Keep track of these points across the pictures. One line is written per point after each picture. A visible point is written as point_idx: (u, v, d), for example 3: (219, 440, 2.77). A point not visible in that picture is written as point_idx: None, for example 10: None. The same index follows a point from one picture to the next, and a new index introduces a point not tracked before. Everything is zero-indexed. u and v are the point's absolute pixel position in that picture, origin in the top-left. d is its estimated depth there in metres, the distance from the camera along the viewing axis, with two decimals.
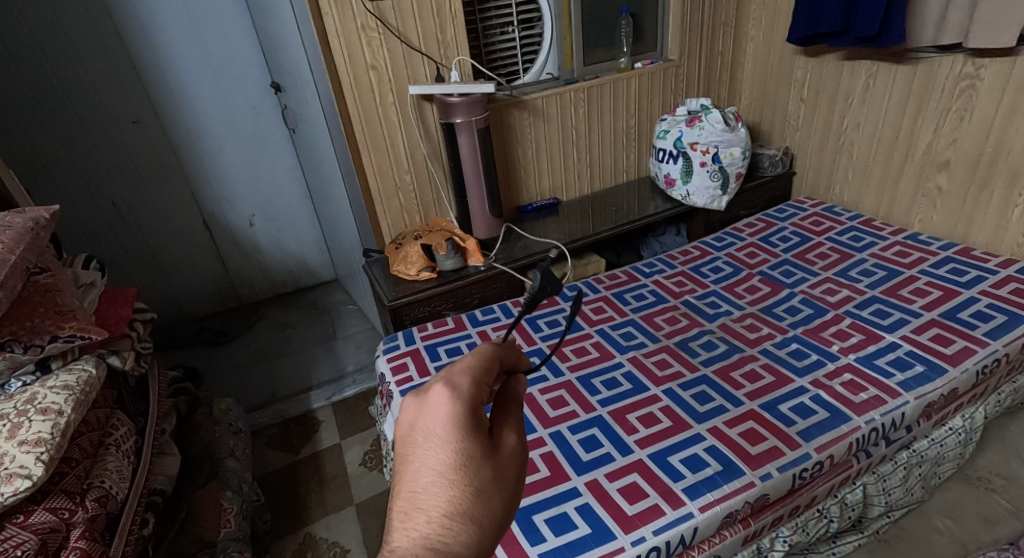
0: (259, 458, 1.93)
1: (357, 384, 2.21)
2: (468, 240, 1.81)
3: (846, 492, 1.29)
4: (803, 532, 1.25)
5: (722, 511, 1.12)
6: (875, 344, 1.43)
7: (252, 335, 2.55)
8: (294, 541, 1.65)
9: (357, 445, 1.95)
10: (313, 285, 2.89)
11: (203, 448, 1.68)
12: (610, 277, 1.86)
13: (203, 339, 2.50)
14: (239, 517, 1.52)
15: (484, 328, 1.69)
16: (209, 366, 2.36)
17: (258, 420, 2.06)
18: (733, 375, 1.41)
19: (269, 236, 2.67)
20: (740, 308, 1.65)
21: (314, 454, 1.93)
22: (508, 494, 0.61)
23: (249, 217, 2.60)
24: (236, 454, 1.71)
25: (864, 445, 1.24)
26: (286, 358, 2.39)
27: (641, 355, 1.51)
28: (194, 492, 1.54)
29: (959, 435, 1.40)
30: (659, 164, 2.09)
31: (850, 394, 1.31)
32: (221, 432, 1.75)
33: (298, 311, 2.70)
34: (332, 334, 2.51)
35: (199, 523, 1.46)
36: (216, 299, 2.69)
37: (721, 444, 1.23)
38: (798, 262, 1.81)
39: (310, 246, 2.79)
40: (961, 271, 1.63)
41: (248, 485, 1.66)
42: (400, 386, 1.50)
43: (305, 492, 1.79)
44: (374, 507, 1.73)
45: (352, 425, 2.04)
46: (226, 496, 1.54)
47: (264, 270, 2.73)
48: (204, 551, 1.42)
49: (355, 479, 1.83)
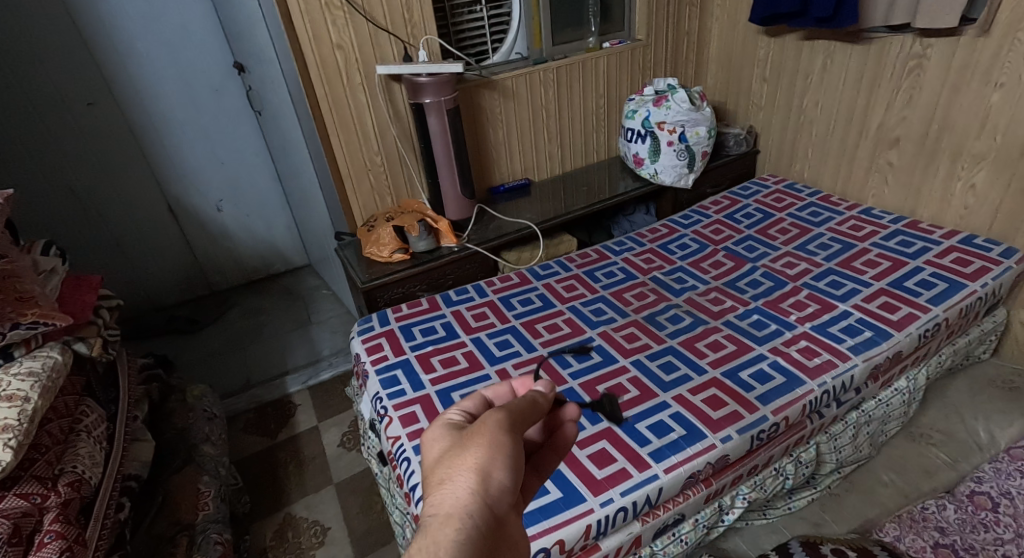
0: (235, 443, 1.95)
1: (333, 367, 2.23)
2: (441, 221, 1.84)
3: (801, 451, 1.36)
4: (761, 489, 1.33)
5: (685, 472, 1.19)
6: (829, 313, 1.50)
7: (224, 322, 2.54)
8: (274, 522, 1.68)
9: (335, 427, 1.98)
10: (284, 271, 2.88)
11: (178, 435, 1.68)
12: (582, 255, 1.91)
13: (173, 328, 2.47)
14: (217, 501, 1.54)
15: (458, 308, 1.72)
16: (180, 354, 2.35)
17: (234, 406, 2.07)
18: (697, 345, 1.47)
19: (236, 222, 2.65)
20: (706, 282, 1.71)
21: (292, 437, 1.95)
22: (487, 443, 0.66)
23: (216, 202, 2.57)
24: (212, 439, 1.72)
25: (817, 407, 1.31)
26: (261, 344, 2.39)
27: (611, 330, 1.57)
28: (169, 478, 1.55)
29: (903, 395, 1.48)
30: (628, 143, 2.13)
31: (805, 359, 1.38)
32: (196, 418, 1.75)
33: (272, 298, 2.70)
34: (306, 319, 2.52)
35: (176, 508, 1.47)
36: (185, 286, 2.66)
37: (684, 410, 1.29)
38: (760, 237, 1.88)
39: (281, 231, 2.77)
40: (908, 242, 1.71)
41: (226, 469, 1.67)
42: (375, 365, 1.53)
43: (284, 474, 1.82)
44: (353, 486, 1.77)
45: (328, 408, 2.06)
46: (203, 481, 1.55)
47: (233, 256, 2.71)
48: (183, 533, 1.42)
49: (333, 459, 1.86)
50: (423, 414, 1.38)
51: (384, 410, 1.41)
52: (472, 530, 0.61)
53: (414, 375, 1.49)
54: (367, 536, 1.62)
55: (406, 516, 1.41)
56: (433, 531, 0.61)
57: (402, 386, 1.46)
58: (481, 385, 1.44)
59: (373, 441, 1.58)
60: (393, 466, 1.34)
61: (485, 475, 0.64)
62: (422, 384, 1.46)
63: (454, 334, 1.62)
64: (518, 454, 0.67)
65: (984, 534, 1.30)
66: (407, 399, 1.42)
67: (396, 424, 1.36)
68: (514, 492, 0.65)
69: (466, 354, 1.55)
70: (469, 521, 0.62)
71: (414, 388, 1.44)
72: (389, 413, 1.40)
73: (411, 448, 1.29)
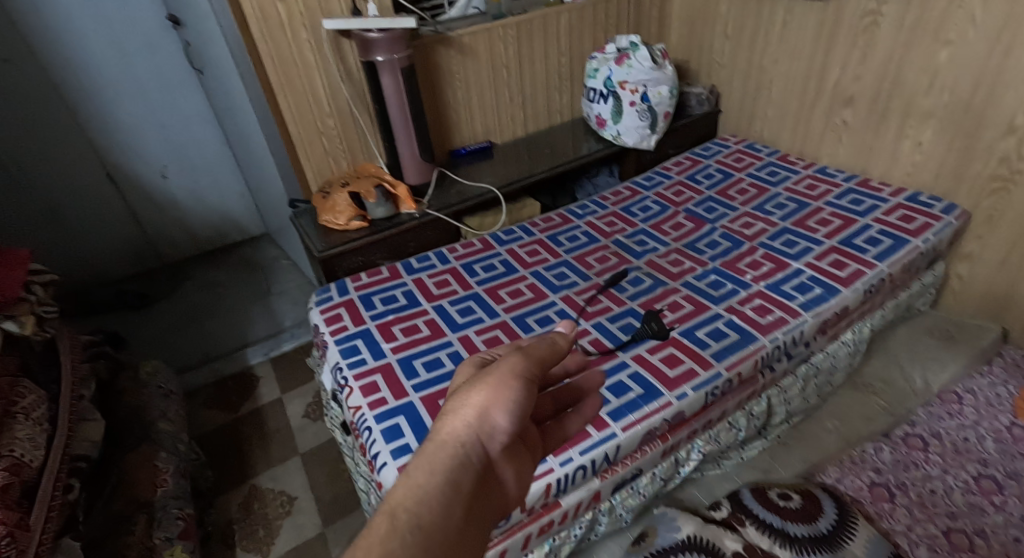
0: (195, 417, 1.92)
1: (295, 338, 2.21)
2: (399, 187, 1.80)
3: (752, 404, 1.41)
4: (715, 442, 1.37)
5: (642, 429, 1.22)
6: (782, 271, 1.53)
7: (180, 296, 2.48)
8: (238, 495, 1.67)
9: (299, 398, 1.97)
10: (242, 241, 2.80)
11: (131, 412, 1.65)
12: (545, 219, 1.90)
13: (124, 302, 2.39)
14: (176, 477, 1.53)
15: (419, 276, 1.70)
16: (132, 330, 2.29)
17: (193, 381, 2.04)
18: (656, 307, 1.49)
19: (185, 189, 2.55)
20: (666, 244, 1.72)
21: (255, 410, 1.94)
22: (492, 381, 0.67)
23: (161, 168, 2.47)
24: (167, 415, 1.70)
25: (768, 362, 1.35)
26: (219, 317, 2.34)
27: (573, 294, 1.58)
28: (124, 457, 1.52)
29: (849, 348, 1.53)
30: (591, 104, 2.11)
31: (758, 316, 1.41)
32: (151, 394, 1.72)
33: (230, 269, 2.63)
34: (266, 291, 2.46)
35: (133, 487, 1.45)
36: (133, 257, 2.57)
37: (642, 369, 1.32)
38: (719, 198, 1.89)
39: (234, 198, 2.68)
40: (859, 200, 1.74)
41: (185, 445, 1.66)
42: (334, 336, 1.51)
43: (247, 447, 1.81)
44: (318, 456, 1.77)
45: (292, 380, 2.04)
46: (160, 458, 1.53)
47: (183, 225, 2.62)
48: (142, 511, 1.42)
49: (299, 430, 1.85)
50: (384, 383, 1.37)
51: (344, 380, 1.40)
52: (465, 458, 0.64)
53: (375, 344, 1.48)
54: (333, 504, 1.63)
55: (370, 483, 1.42)
56: (428, 452, 0.64)
57: (363, 355, 1.45)
58: (443, 352, 1.44)
59: (335, 411, 1.58)
60: (356, 435, 1.34)
61: (484, 412, 0.66)
62: (384, 353, 1.45)
63: (415, 303, 1.60)
64: (524, 401, 0.67)
65: (915, 472, 1.40)
66: (367, 368, 1.41)
67: (357, 394, 1.35)
68: (508, 435, 0.66)
69: (427, 322, 1.54)
70: (464, 449, 0.64)
71: (375, 357, 1.43)
72: (349, 383, 1.39)
73: (373, 417, 1.29)
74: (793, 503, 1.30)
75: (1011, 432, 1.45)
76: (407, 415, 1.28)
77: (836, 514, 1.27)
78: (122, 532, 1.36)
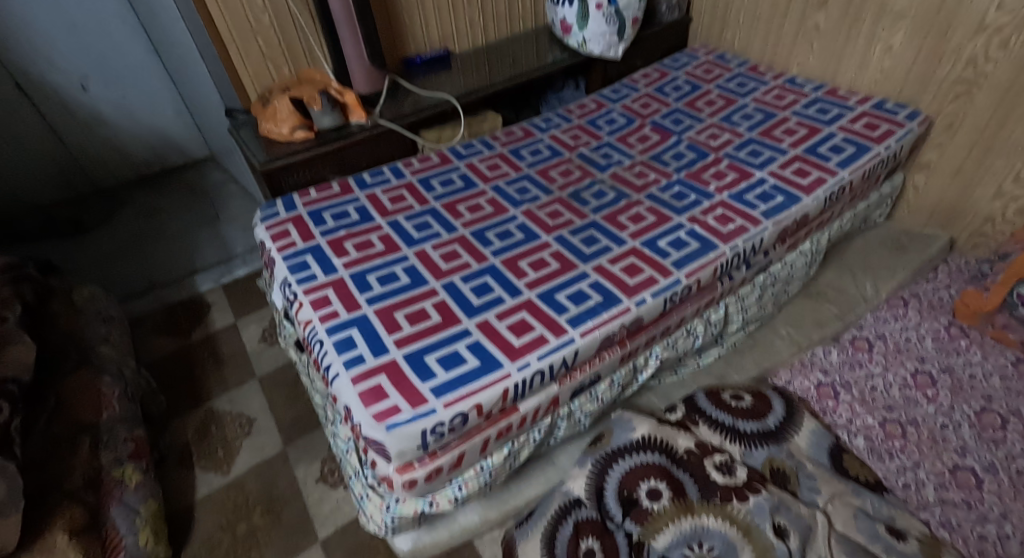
0: (144, 345, 1.88)
1: (247, 265, 2.14)
2: (347, 93, 1.70)
3: (711, 312, 1.43)
4: (672, 349, 1.40)
5: (600, 336, 1.22)
6: (746, 181, 1.52)
7: (117, 222, 2.35)
8: (194, 419, 1.66)
9: (255, 323, 1.93)
10: (183, 164, 2.64)
11: (67, 337, 1.60)
12: (506, 133, 1.83)
13: (55, 229, 2.27)
14: (124, 401, 1.52)
15: (373, 191, 1.63)
16: (67, 257, 2.18)
17: (139, 309, 1.98)
18: (619, 218, 1.47)
19: (110, 102, 2.35)
20: (631, 157, 1.68)
21: (208, 336, 1.90)
22: None
23: (80, 79, 2.26)
24: (109, 340, 1.67)
25: (727, 270, 1.36)
26: (163, 243, 2.23)
27: (534, 208, 1.53)
28: (63, 380, 1.50)
29: (807, 259, 1.55)
30: (556, 8, 1.99)
31: (719, 225, 1.40)
32: (88, 320, 1.68)
33: (172, 194, 2.49)
34: (214, 215, 2.35)
35: (75, 409, 1.45)
36: (60, 179, 2.39)
37: (603, 279, 1.31)
38: (687, 109, 1.84)
39: (169, 115, 2.49)
40: (826, 109, 1.72)
41: (133, 372, 1.64)
42: (282, 252, 1.44)
43: (201, 372, 1.79)
44: (276, 379, 1.75)
45: (246, 306, 2.00)
46: (104, 381, 1.52)
47: (114, 144, 2.44)
48: (86, 434, 1.41)
49: (255, 354, 1.83)
50: (336, 297, 1.33)
51: (294, 296, 1.35)
52: None
53: (325, 259, 1.42)
54: (295, 424, 1.63)
55: (327, 398, 1.41)
56: None
57: (313, 270, 1.39)
58: (398, 267, 1.39)
59: (289, 330, 1.54)
60: (308, 350, 1.30)
61: None
62: (335, 268, 1.39)
63: (368, 218, 1.54)
64: None
65: (858, 371, 1.47)
66: (318, 283, 1.36)
67: (307, 308, 1.30)
68: None
69: (382, 237, 1.48)
70: None
71: (326, 272, 1.38)
72: (299, 298, 1.34)
73: (324, 330, 1.25)
74: (744, 403, 1.36)
75: (949, 332, 1.52)
76: (361, 327, 1.24)
77: (784, 411, 1.36)
78: (65, 454, 1.37)
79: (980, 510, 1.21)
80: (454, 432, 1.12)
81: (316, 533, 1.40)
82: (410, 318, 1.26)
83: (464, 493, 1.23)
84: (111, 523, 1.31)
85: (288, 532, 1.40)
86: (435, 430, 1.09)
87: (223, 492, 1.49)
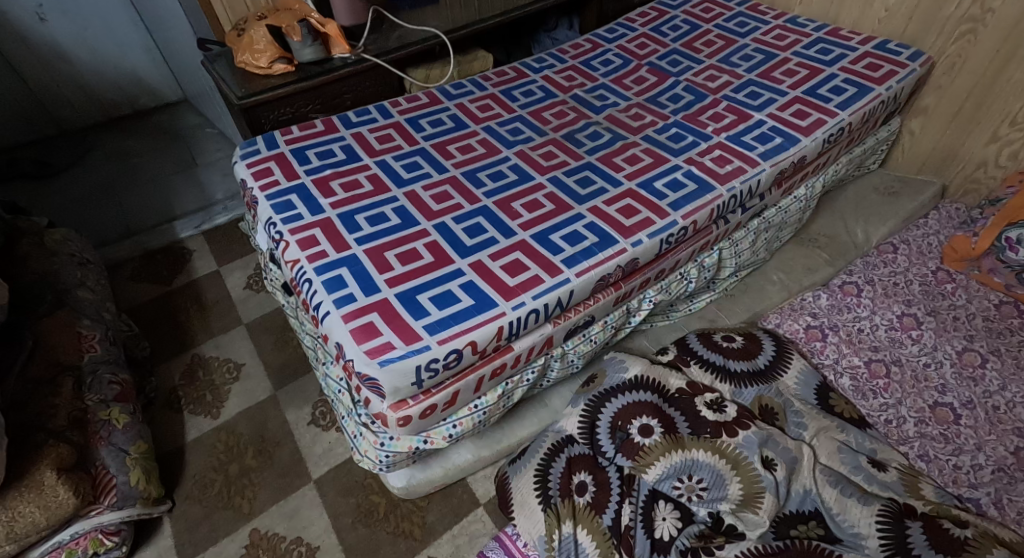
0: (123, 292, 1.83)
1: (229, 211, 2.07)
2: (329, 24, 1.60)
3: (704, 256, 1.43)
4: (666, 292, 1.40)
5: (596, 276, 1.21)
6: (744, 123, 1.50)
7: (85, 166, 2.25)
8: (180, 364, 1.64)
9: (239, 270, 1.89)
10: (153, 106, 2.52)
11: (40, 279, 1.54)
12: (498, 73, 1.76)
13: (20, 172, 2.16)
14: (105, 343, 1.50)
15: (359, 130, 1.57)
16: (35, 202, 2.09)
17: (116, 255, 1.92)
18: (614, 160, 1.44)
19: (70, 34, 2.19)
20: (627, 99, 1.64)
21: (191, 283, 1.85)
22: None
23: (35, 8, 2.09)
24: (86, 284, 1.62)
25: (723, 212, 1.36)
26: (137, 188, 2.15)
27: (528, 149, 1.50)
28: (38, 321, 1.45)
29: (801, 203, 1.56)
30: None
31: (717, 167, 1.39)
32: (63, 263, 1.62)
33: (145, 137, 2.38)
34: (191, 161, 2.27)
35: (54, 350, 1.41)
36: (21, 120, 2.26)
37: (598, 220, 1.29)
38: (685, 50, 1.79)
39: (136, 51, 2.34)
40: (828, 50, 1.69)
41: (112, 314, 1.60)
42: (265, 191, 1.39)
43: (185, 319, 1.75)
44: (263, 325, 1.73)
45: (229, 253, 1.95)
46: (83, 325, 1.49)
47: (78, 82, 2.30)
48: (67, 373, 1.39)
49: (240, 301, 1.80)
50: (324, 237, 1.29)
51: (279, 236, 1.30)
52: None
53: (311, 199, 1.37)
54: (284, 368, 1.62)
55: (317, 341, 1.39)
56: None
57: (299, 210, 1.35)
58: (388, 207, 1.36)
59: (275, 273, 1.51)
60: (296, 291, 1.27)
61: None
62: (322, 208, 1.35)
63: (355, 158, 1.49)
64: None
65: (846, 315, 1.50)
66: (304, 223, 1.31)
67: (294, 248, 1.26)
68: None
69: (370, 177, 1.44)
70: None
71: (312, 212, 1.34)
72: (284, 238, 1.29)
73: (313, 270, 1.21)
74: (735, 343, 1.38)
75: (937, 276, 1.56)
76: (350, 267, 1.22)
77: (774, 351, 1.38)
78: (46, 394, 1.33)
79: (956, 443, 1.28)
80: (448, 370, 1.12)
81: (310, 473, 1.41)
82: (401, 258, 1.24)
83: (458, 430, 1.24)
84: (100, 461, 1.29)
85: (282, 472, 1.41)
86: (429, 367, 1.08)
87: (213, 435, 1.49)
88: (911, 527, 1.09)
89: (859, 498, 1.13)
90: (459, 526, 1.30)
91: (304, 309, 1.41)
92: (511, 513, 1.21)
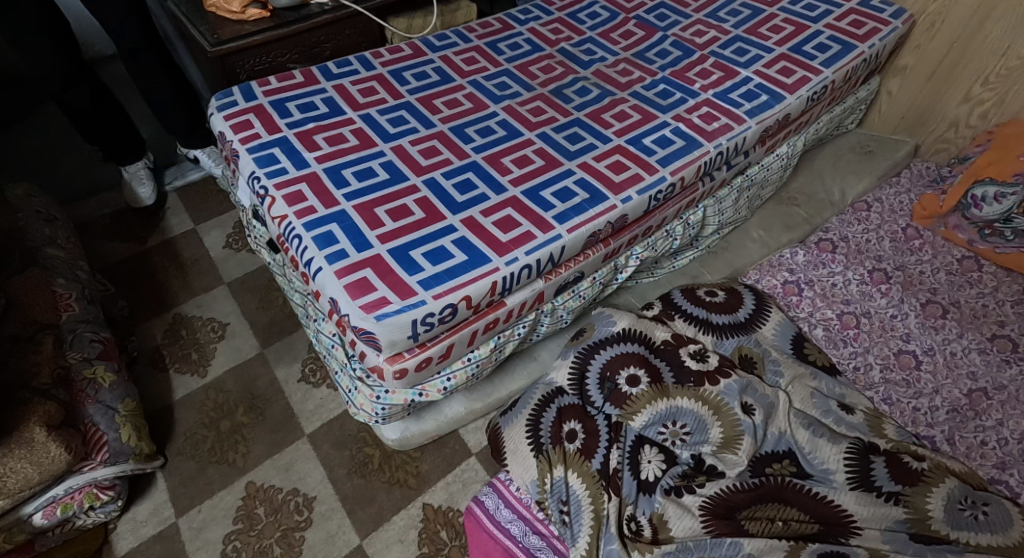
0: (95, 250, 1.78)
1: (201, 168, 2.02)
2: None
3: (690, 214, 1.47)
4: (652, 249, 1.45)
5: (586, 232, 1.24)
6: (731, 80, 1.51)
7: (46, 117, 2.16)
8: (162, 323, 1.62)
9: (217, 228, 1.85)
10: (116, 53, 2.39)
11: (8, 238, 1.49)
12: (483, 25, 1.73)
13: None
14: (83, 302, 1.47)
15: (341, 82, 1.53)
16: None
17: (84, 213, 1.85)
18: (603, 116, 1.45)
19: None
20: (615, 54, 1.63)
21: (166, 242, 1.81)
22: None
23: None
24: (57, 242, 1.57)
25: (710, 169, 1.39)
26: None
27: (516, 104, 1.49)
28: (11, 280, 1.41)
29: (783, 162, 1.60)
30: None
31: (704, 124, 1.41)
32: (30, 220, 1.56)
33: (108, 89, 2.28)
34: None
35: (30, 309, 1.38)
36: None
37: (588, 176, 1.31)
38: (673, 5, 1.78)
39: None
40: (813, 6, 1.70)
41: (87, 274, 1.56)
42: (246, 144, 1.36)
43: (164, 278, 1.72)
44: (246, 284, 1.71)
45: (204, 211, 1.90)
46: (59, 283, 1.45)
47: None
48: (44, 332, 1.36)
49: (220, 260, 1.77)
50: (311, 193, 1.27)
51: (264, 191, 1.28)
52: None
53: (295, 153, 1.35)
54: (271, 327, 1.62)
55: (306, 298, 1.39)
56: None
57: (283, 165, 1.32)
58: (375, 162, 1.34)
59: (259, 231, 1.49)
60: (283, 248, 1.27)
61: None
62: (307, 162, 1.33)
63: (338, 111, 1.46)
64: None
65: (821, 270, 1.56)
66: (290, 178, 1.29)
67: (281, 204, 1.25)
68: None
69: (355, 131, 1.41)
70: None
71: (298, 167, 1.32)
72: (270, 193, 1.27)
73: (302, 226, 1.21)
74: (717, 298, 1.44)
75: (906, 233, 1.64)
76: (340, 222, 1.21)
77: (754, 305, 1.45)
78: (26, 352, 1.31)
79: (917, 387, 1.38)
80: (444, 324, 1.14)
81: (303, 428, 1.43)
82: (392, 214, 1.24)
83: (452, 383, 1.28)
84: (89, 419, 1.29)
85: (274, 428, 1.43)
86: (425, 321, 1.10)
87: (202, 393, 1.49)
88: (875, 462, 1.19)
89: (829, 438, 1.22)
90: (452, 475, 1.36)
91: (292, 267, 1.40)
92: (505, 460, 1.26)
